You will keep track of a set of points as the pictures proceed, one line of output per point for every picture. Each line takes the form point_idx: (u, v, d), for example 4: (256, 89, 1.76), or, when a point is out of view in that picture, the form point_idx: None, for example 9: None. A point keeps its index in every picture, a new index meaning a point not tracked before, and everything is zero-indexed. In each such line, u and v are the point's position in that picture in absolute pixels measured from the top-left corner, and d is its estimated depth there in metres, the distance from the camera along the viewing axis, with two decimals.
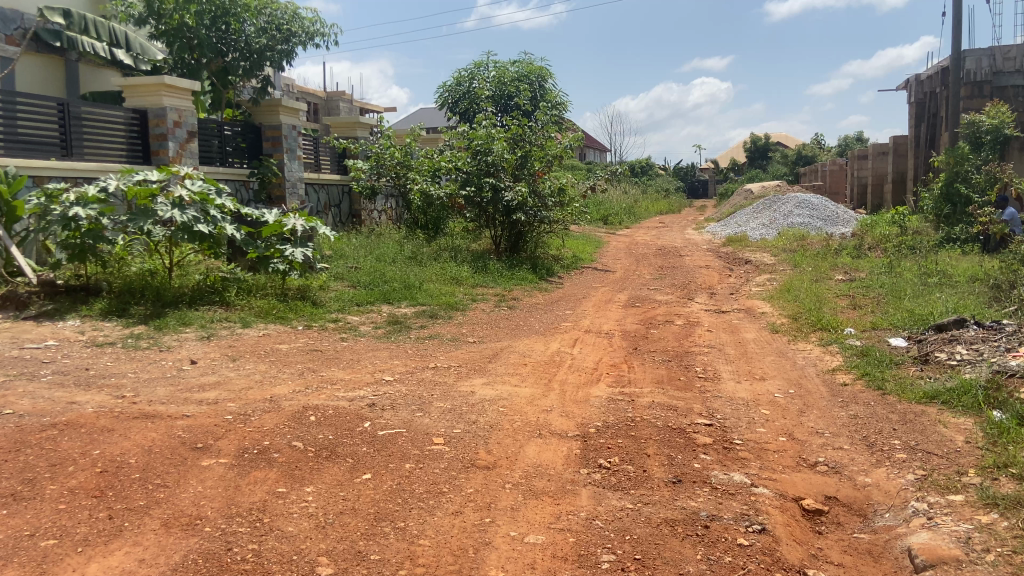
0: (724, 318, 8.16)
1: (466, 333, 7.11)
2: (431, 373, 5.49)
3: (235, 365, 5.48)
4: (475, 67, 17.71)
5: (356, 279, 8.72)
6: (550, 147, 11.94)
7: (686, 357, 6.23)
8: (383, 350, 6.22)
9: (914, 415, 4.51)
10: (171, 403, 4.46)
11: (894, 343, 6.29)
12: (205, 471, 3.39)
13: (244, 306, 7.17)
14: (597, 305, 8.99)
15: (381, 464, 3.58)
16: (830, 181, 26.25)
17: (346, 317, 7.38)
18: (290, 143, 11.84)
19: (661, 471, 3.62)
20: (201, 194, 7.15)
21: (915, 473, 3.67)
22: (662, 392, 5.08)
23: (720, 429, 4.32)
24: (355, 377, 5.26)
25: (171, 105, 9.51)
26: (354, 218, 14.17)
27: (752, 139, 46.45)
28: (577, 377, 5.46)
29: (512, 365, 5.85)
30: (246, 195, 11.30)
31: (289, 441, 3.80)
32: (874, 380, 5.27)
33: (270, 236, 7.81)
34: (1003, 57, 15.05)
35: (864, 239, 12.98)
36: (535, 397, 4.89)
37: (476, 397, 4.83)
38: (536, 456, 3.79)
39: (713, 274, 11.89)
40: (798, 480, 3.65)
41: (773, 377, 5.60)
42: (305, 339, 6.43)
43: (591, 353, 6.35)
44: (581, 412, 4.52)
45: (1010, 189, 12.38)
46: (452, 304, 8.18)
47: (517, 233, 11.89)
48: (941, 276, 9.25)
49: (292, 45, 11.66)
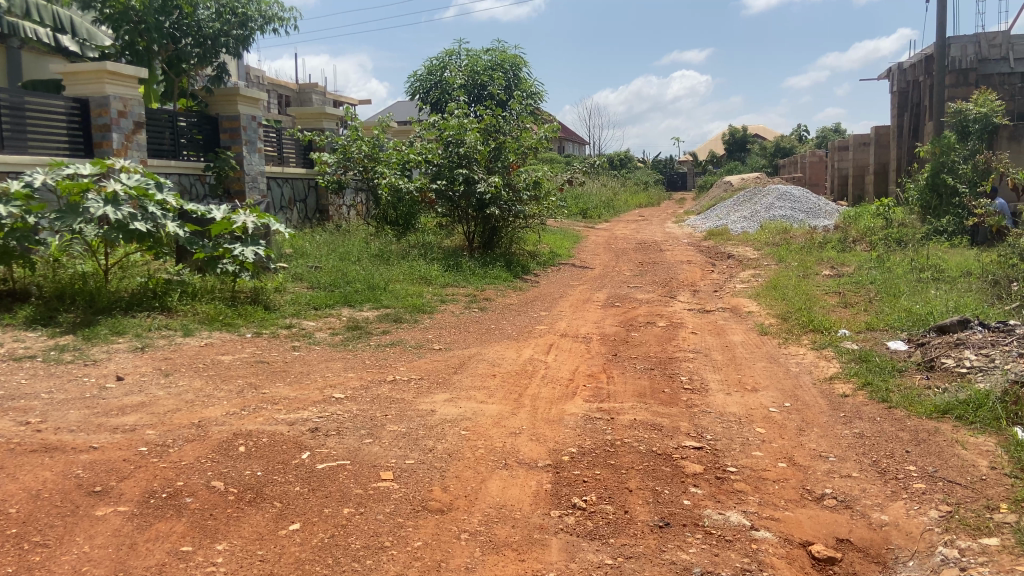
0: (709, 319, 7.66)
1: (432, 338, 6.54)
2: (387, 388, 4.91)
3: (166, 382, 4.89)
4: (447, 55, 17.09)
5: (316, 280, 8.13)
6: (524, 138, 11.37)
7: (671, 364, 5.71)
8: (338, 361, 5.64)
9: (928, 434, 4.00)
10: (81, 432, 3.91)
11: (892, 346, 5.82)
12: (98, 524, 2.87)
13: (187, 312, 6.54)
14: (574, 305, 8.46)
15: (314, 509, 3.02)
16: (809, 173, 25.90)
17: (301, 322, 6.78)
18: (249, 135, 11.21)
19: (645, 512, 3.09)
20: (138, 188, 6.51)
21: (938, 510, 3.16)
22: (645, 407, 4.55)
23: (709, 453, 3.80)
24: (302, 394, 4.67)
25: (115, 93, 8.84)
26: (321, 213, 13.56)
27: (731, 131, 46.18)
28: (550, 391, 4.92)
29: (478, 376, 5.31)
30: (201, 189, 10.63)
31: (207, 480, 3.24)
32: (877, 390, 4.78)
33: (219, 235, 7.16)
34: (988, 44, 14.76)
35: (848, 231, 12.58)
36: (503, 416, 4.34)
37: (436, 418, 4.26)
38: (499, 494, 3.24)
39: (695, 270, 11.40)
40: (804, 519, 3.13)
41: (765, 387, 5.09)
42: (252, 349, 5.83)
43: (566, 361, 5.81)
44: (554, 436, 3.98)
45: (1002, 180, 11.98)
46: (419, 306, 7.61)
47: (491, 228, 11.36)
48: (934, 271, 8.80)
49: (249, 30, 10.90)
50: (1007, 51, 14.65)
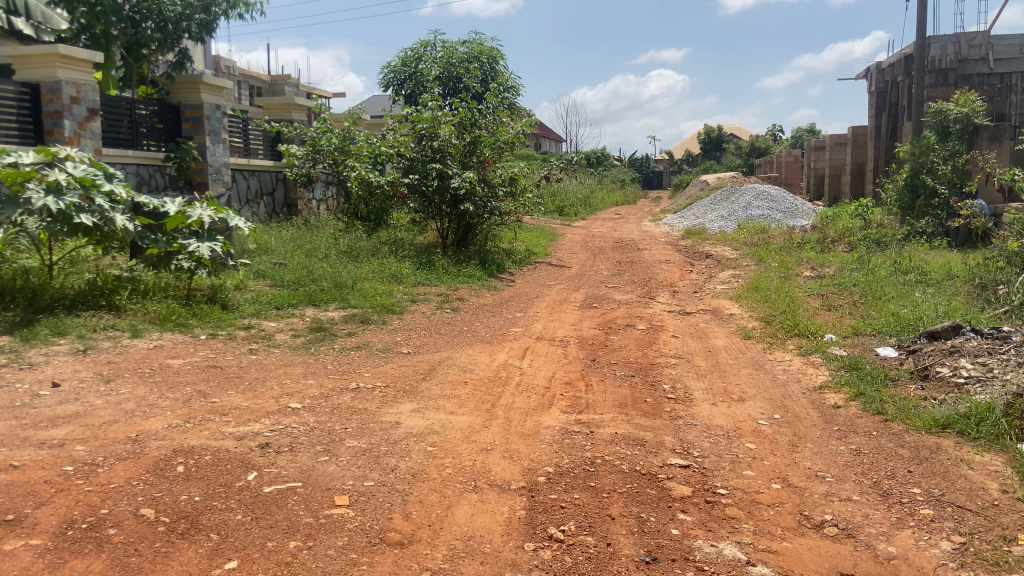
0: (689, 321, 7.37)
1: (400, 341, 6.17)
2: (350, 397, 4.54)
3: (106, 390, 4.49)
4: (422, 46, 16.67)
5: (280, 278, 7.70)
6: (500, 133, 10.99)
7: (652, 370, 5.40)
8: (297, 366, 5.25)
9: (929, 451, 3.73)
10: (2, 447, 3.51)
11: (882, 353, 5.56)
12: (3, 561, 2.52)
13: (137, 312, 6.11)
14: (550, 305, 8.13)
15: (255, 544, 2.68)
16: (785, 172, 25.78)
17: (260, 323, 6.37)
18: (213, 125, 10.75)
19: (629, 545, 2.78)
20: (84, 178, 6.09)
21: (950, 541, 2.88)
22: (625, 420, 4.23)
23: (697, 472, 3.49)
24: (255, 404, 4.29)
25: (67, 78, 8.35)
26: (289, 207, 13.12)
27: (707, 130, 46.16)
28: (525, 400, 4.58)
29: (448, 384, 4.95)
30: (160, 180, 10.15)
31: (135, 508, 2.90)
32: (871, 401, 4.50)
33: (174, 229, 6.71)
34: (968, 44, 14.61)
35: (826, 232, 12.40)
36: (473, 429, 3.99)
37: (400, 432, 3.90)
38: (467, 523, 2.90)
39: (674, 270, 11.13)
40: (803, 551, 2.82)
41: (753, 396, 4.79)
42: (204, 352, 5.43)
43: (542, 367, 5.48)
44: (528, 453, 3.65)
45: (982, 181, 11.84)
46: (388, 306, 7.24)
47: (466, 224, 11.01)
48: (918, 273, 8.59)
49: (213, 15, 10.50)
50: (987, 52, 14.53)
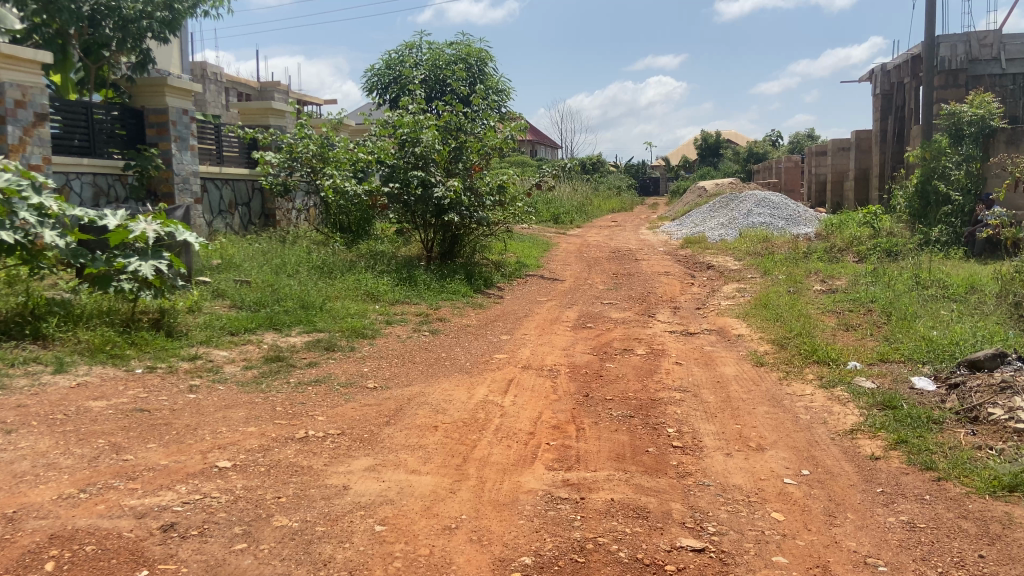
0: (693, 344, 6.64)
1: (367, 373, 5.43)
2: (293, 451, 3.78)
3: (1, 444, 3.72)
4: (406, 48, 15.97)
5: (240, 298, 6.98)
6: (488, 138, 10.15)
7: (654, 409, 4.66)
8: (240, 408, 4.50)
9: (1002, 527, 3.00)
10: None
11: (918, 386, 4.83)
12: None
13: (66, 341, 5.34)
14: (540, 326, 7.40)
15: None
16: (785, 178, 24.99)
17: (209, 353, 5.63)
18: (179, 130, 10.00)
19: None
20: (6, 189, 5.33)
21: None
22: (623, 479, 3.49)
23: (714, 560, 2.76)
24: (174, 463, 3.54)
25: (11, 79, 7.59)
26: (266, 217, 12.50)
27: (703, 137, 45.52)
28: (504, 454, 3.83)
29: (415, 430, 4.20)
30: (120, 190, 9.42)
31: None
32: (916, 453, 3.78)
33: (117, 245, 5.90)
34: (979, 43, 13.89)
35: (834, 241, 11.67)
36: (436, 497, 3.25)
37: (345, 503, 3.15)
38: None
39: (674, 284, 10.39)
40: None
41: (773, 444, 4.05)
42: (136, 391, 4.68)
43: (527, 405, 4.74)
44: (502, 533, 2.90)
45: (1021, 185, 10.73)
46: (358, 330, 6.52)
47: (452, 236, 10.31)
48: (941, 288, 7.88)
49: (175, 12, 9.77)
50: (999, 51, 13.86)
